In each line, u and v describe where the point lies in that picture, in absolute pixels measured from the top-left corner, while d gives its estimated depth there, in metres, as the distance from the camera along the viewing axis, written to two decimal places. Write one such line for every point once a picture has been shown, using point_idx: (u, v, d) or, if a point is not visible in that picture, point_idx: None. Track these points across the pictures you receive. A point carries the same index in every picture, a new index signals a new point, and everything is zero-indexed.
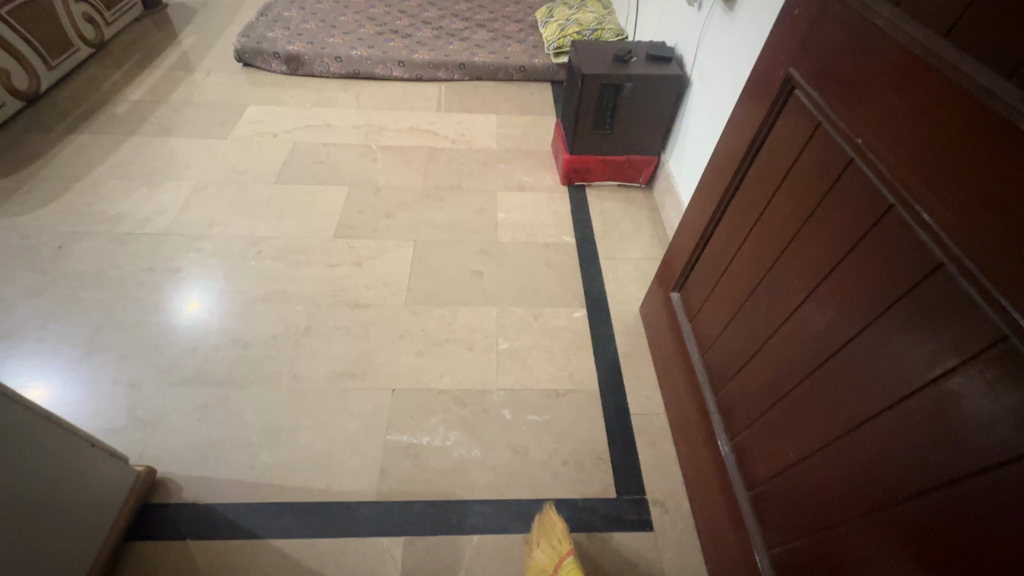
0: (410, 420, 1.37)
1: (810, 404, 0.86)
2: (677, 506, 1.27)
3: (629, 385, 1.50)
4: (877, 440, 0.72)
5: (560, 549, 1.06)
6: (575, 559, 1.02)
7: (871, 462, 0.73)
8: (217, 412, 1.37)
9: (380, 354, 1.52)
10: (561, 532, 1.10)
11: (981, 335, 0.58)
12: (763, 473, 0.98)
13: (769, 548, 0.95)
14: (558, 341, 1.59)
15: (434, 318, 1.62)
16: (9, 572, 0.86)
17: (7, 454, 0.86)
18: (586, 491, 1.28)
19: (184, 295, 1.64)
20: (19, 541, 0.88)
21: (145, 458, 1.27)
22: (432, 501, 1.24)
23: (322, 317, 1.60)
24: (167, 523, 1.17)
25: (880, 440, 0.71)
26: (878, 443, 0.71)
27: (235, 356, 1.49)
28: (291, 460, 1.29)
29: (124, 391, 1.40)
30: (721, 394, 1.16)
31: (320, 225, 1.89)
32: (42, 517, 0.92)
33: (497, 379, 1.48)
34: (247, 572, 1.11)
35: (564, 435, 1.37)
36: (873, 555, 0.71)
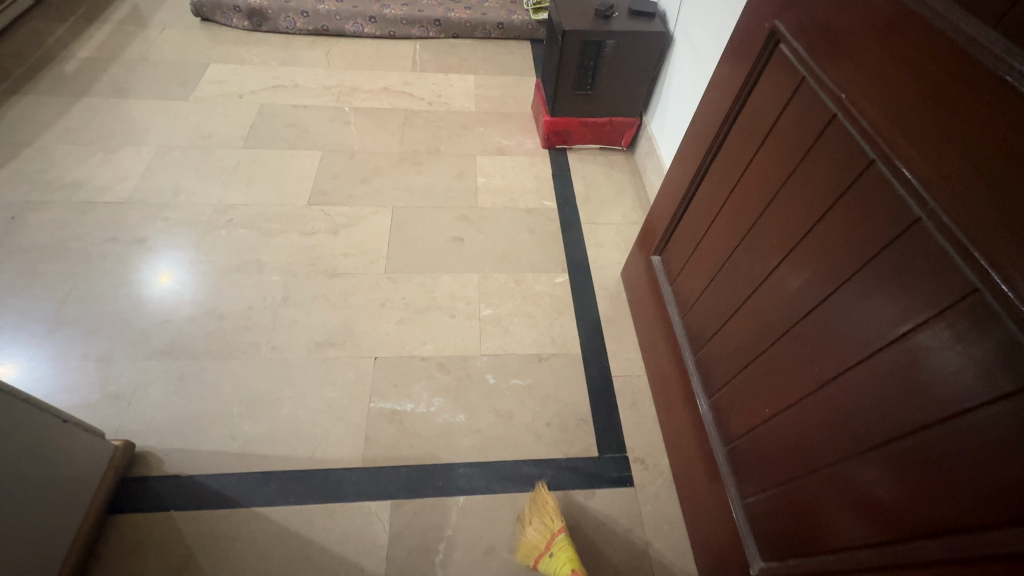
0: (393, 387, 1.38)
1: (784, 363, 0.88)
2: (657, 463, 1.31)
3: (611, 348, 1.52)
4: (849, 393, 0.74)
5: (551, 526, 1.12)
6: (566, 536, 1.09)
7: (842, 414, 0.75)
8: (194, 385, 1.34)
9: (361, 323, 1.50)
10: (552, 509, 1.15)
11: (953, 289, 0.59)
12: (739, 428, 1.02)
13: (744, 498, 0.99)
14: (540, 306, 1.59)
15: (415, 285, 1.60)
16: None
17: None
18: (569, 451, 1.31)
19: (152, 266, 1.57)
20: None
21: (122, 433, 1.25)
22: (418, 465, 1.25)
23: (300, 286, 1.56)
24: (150, 496, 1.17)
25: (852, 392, 0.74)
26: (849, 396, 0.74)
27: (210, 328, 1.45)
28: (274, 429, 1.28)
29: (95, 366, 1.35)
30: (700, 355, 1.18)
31: (293, 191, 1.82)
32: (18, 496, 0.90)
33: (480, 345, 1.48)
34: (235, 540, 1.12)
35: (548, 399, 1.40)
36: (844, 500, 0.75)
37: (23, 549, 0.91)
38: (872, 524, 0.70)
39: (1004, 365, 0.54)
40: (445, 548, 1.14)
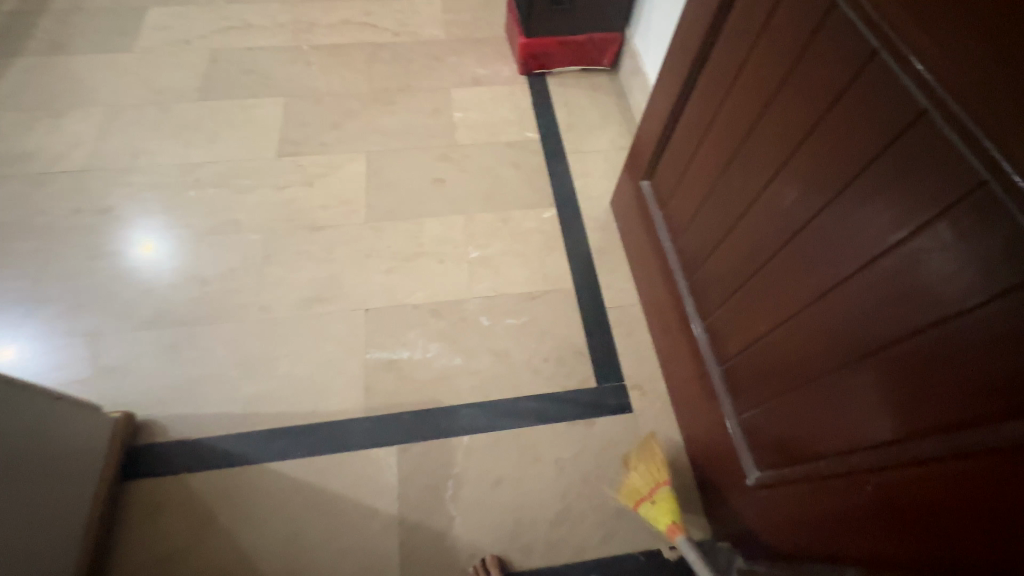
0: (388, 336, 1.37)
1: (778, 280, 0.87)
2: (655, 387, 1.33)
3: (604, 279, 1.50)
4: (845, 303, 0.73)
5: (657, 477, 1.11)
6: (669, 491, 1.08)
7: (838, 325, 0.74)
8: (187, 351, 1.33)
9: (348, 275, 1.46)
10: (659, 460, 1.13)
11: (957, 185, 0.56)
12: (735, 348, 1.02)
13: (740, 414, 1.01)
14: (530, 244, 1.55)
15: (399, 233, 1.55)
16: (11, 526, 0.87)
17: None
18: (568, 383, 1.33)
19: (125, 236, 1.51)
20: (14, 498, 0.88)
21: (123, 404, 1.25)
22: (420, 409, 1.27)
23: (280, 244, 1.51)
24: (160, 460, 1.19)
25: (849, 302, 0.72)
26: (846, 306, 0.73)
27: (194, 294, 1.41)
28: (274, 388, 1.29)
29: (84, 342, 1.33)
30: (694, 278, 1.17)
31: (261, 144, 1.72)
32: (25, 475, 0.91)
33: (472, 288, 1.46)
34: (251, 493, 1.16)
35: (544, 335, 1.39)
36: (841, 408, 0.75)
37: (42, 523, 0.94)
38: (867, 429, 0.71)
39: (1009, 261, 0.52)
40: (454, 484, 1.18)
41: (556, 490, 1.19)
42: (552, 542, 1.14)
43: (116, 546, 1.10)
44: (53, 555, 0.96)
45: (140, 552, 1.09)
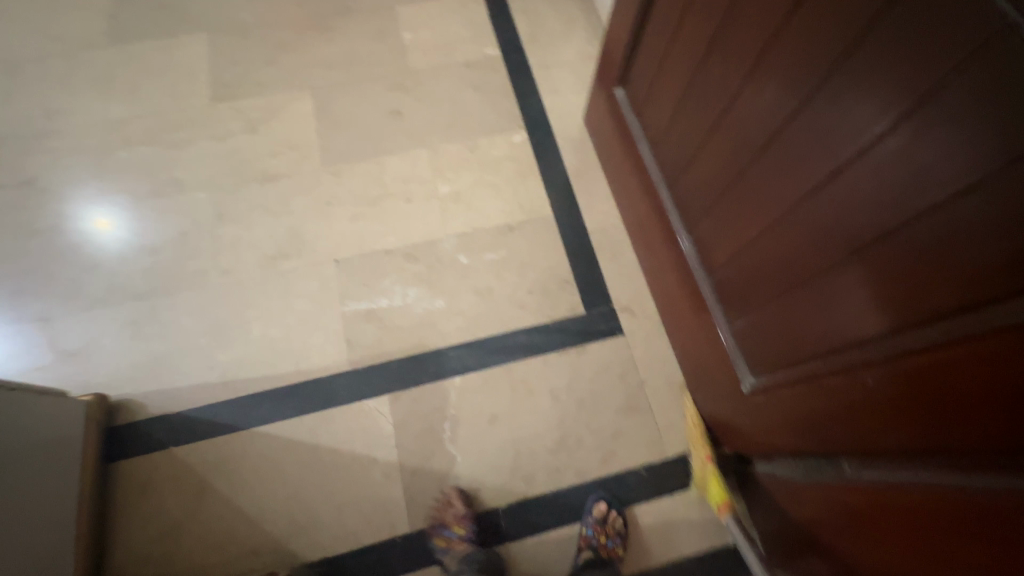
0: (364, 286, 1.30)
1: (764, 181, 0.81)
2: (643, 308, 1.31)
3: (583, 202, 1.43)
4: (840, 194, 0.67)
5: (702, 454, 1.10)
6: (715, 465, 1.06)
7: (833, 219, 0.69)
8: (150, 325, 1.24)
9: (311, 227, 1.36)
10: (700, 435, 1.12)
11: (976, 37, 0.48)
12: (723, 257, 0.97)
13: (733, 324, 0.99)
14: (501, 173, 1.45)
15: (360, 175, 1.43)
16: (2, 521, 0.84)
17: None
18: (555, 313, 1.29)
19: (56, 209, 1.36)
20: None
21: (92, 387, 1.19)
22: (407, 356, 1.23)
23: (231, 200, 1.38)
24: (143, 438, 1.15)
25: (844, 193, 0.67)
26: (841, 198, 0.67)
27: (146, 264, 1.31)
28: (250, 352, 1.22)
29: (34, 328, 1.24)
30: (676, 190, 1.10)
31: (190, 90, 1.53)
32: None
33: (446, 226, 1.37)
34: (244, 459, 1.13)
35: (525, 267, 1.34)
36: (838, 305, 0.72)
37: (28, 517, 0.90)
38: (865, 323, 0.68)
39: None
40: (450, 426, 1.17)
41: (553, 419, 1.19)
42: (554, 469, 1.15)
43: (113, 526, 1.08)
44: (46, 545, 0.93)
45: (141, 529, 1.08)
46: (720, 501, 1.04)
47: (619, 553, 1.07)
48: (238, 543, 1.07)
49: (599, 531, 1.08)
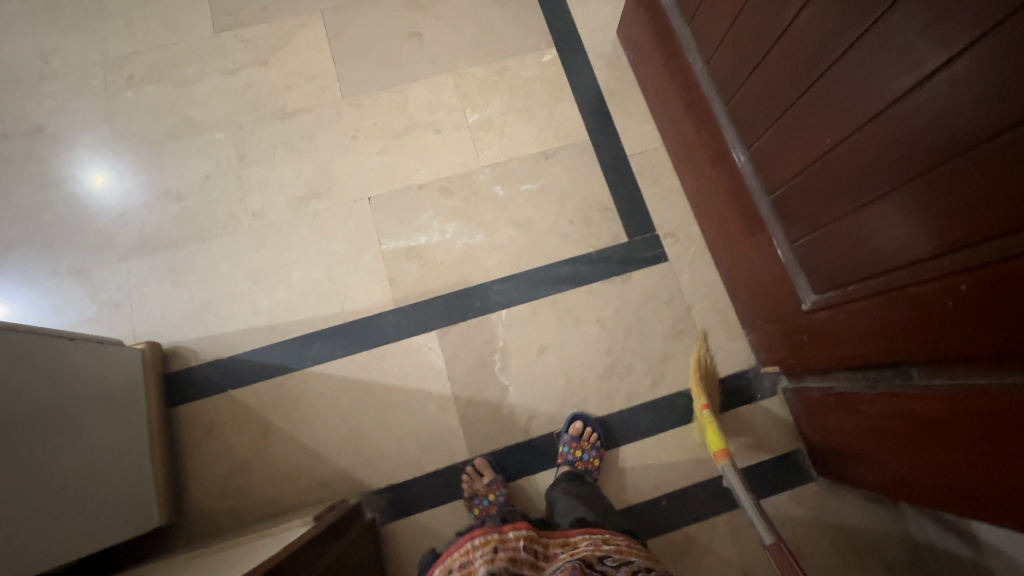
0: (400, 224, 1.26)
1: (852, 80, 0.74)
2: (687, 233, 1.28)
3: (621, 125, 1.35)
4: (946, 93, 0.62)
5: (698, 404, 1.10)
6: (709, 413, 1.06)
7: (933, 120, 0.65)
8: (189, 272, 1.23)
9: (339, 164, 1.30)
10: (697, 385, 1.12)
11: None
12: (787, 173, 0.93)
13: (794, 242, 0.96)
14: (532, 97, 1.37)
15: (383, 106, 1.35)
16: (74, 468, 0.87)
17: (6, 371, 0.78)
18: (598, 243, 1.26)
19: (72, 158, 1.30)
20: (66, 444, 0.86)
21: (142, 335, 1.19)
22: (451, 292, 1.22)
23: (252, 139, 1.32)
24: (201, 383, 1.17)
25: (950, 91, 0.62)
26: (946, 96, 0.62)
27: (175, 212, 1.26)
28: (294, 295, 1.21)
29: (72, 281, 1.22)
30: (733, 102, 1.02)
31: (190, 20, 1.41)
32: (61, 420, 0.86)
33: (478, 157, 1.31)
34: (302, 398, 1.15)
35: (564, 197, 1.29)
36: (925, 213, 0.69)
37: (99, 462, 0.92)
38: (955, 231, 0.66)
39: None
40: (501, 358, 1.18)
41: (601, 347, 1.20)
42: (605, 394, 1.18)
43: (185, 465, 1.13)
44: (122, 487, 0.96)
45: (212, 466, 1.12)
46: (718, 448, 1.01)
47: (597, 464, 1.09)
48: (307, 475, 1.12)
49: (574, 447, 1.10)
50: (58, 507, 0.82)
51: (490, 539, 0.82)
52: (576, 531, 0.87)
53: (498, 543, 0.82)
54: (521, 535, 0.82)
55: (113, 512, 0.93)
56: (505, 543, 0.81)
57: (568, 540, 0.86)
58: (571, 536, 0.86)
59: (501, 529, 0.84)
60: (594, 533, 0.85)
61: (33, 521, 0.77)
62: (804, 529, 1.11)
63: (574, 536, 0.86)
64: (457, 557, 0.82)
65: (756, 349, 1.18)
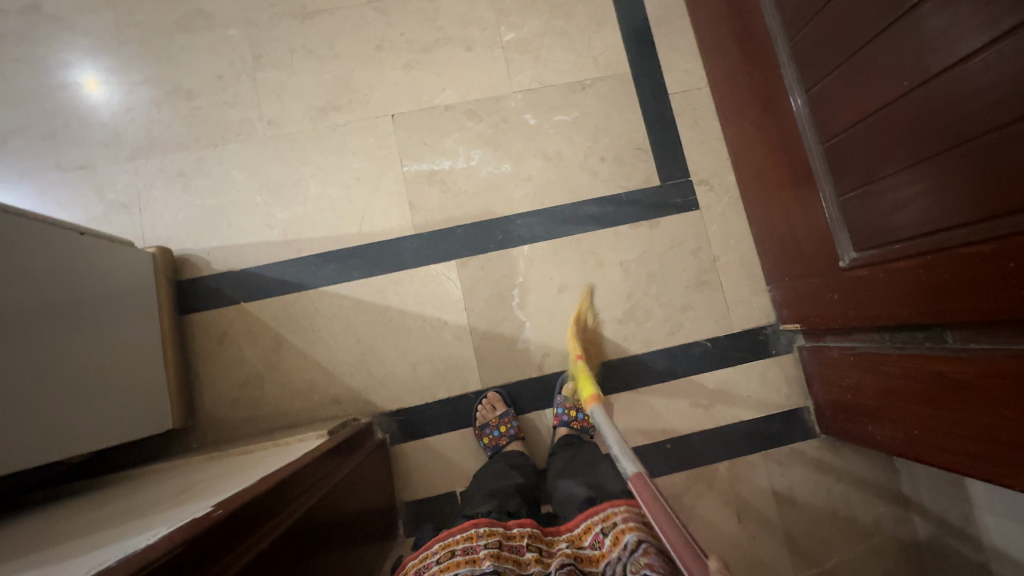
0: (423, 146, 1.20)
1: (933, 22, 0.68)
2: (723, 182, 1.23)
3: (665, 59, 1.26)
4: None
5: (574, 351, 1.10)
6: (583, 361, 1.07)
7: None
8: (200, 178, 1.17)
9: (362, 75, 1.22)
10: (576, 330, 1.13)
11: None
12: (846, 120, 0.87)
13: (842, 195, 0.92)
14: (573, 18, 1.26)
15: (411, 14, 1.24)
16: (84, 366, 0.85)
17: (5, 258, 0.73)
18: (629, 184, 1.21)
19: (71, 43, 1.20)
20: (75, 341, 0.84)
21: (152, 240, 1.15)
22: (473, 223, 1.18)
23: (267, 39, 1.22)
24: (213, 294, 1.14)
25: None
26: None
27: (184, 111, 1.19)
28: (310, 211, 1.17)
29: (77, 177, 1.16)
30: (797, 38, 0.94)
31: None
32: (64, 313, 0.83)
33: (510, 81, 1.23)
34: (316, 317, 1.14)
35: (598, 131, 1.22)
36: (995, 172, 0.65)
37: (105, 362, 0.90)
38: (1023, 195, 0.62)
39: None
40: (519, 293, 1.16)
41: (622, 291, 1.18)
42: (621, 337, 1.17)
43: (198, 372, 1.12)
44: (131, 390, 0.95)
45: (224, 376, 1.12)
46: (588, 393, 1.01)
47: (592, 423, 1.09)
48: (319, 392, 1.12)
49: (568, 408, 1.10)
50: (63, 401, 0.80)
51: (496, 531, 0.78)
52: (579, 520, 0.82)
53: (504, 539, 0.78)
54: (526, 532, 0.79)
55: (127, 413, 0.93)
56: (510, 539, 0.78)
57: (573, 536, 0.81)
58: (575, 528, 0.81)
59: (506, 524, 0.81)
60: (596, 515, 0.80)
61: (33, 413, 0.75)
62: (802, 482, 1.13)
63: (577, 528, 0.81)
64: (459, 540, 0.77)
65: (779, 305, 1.17)
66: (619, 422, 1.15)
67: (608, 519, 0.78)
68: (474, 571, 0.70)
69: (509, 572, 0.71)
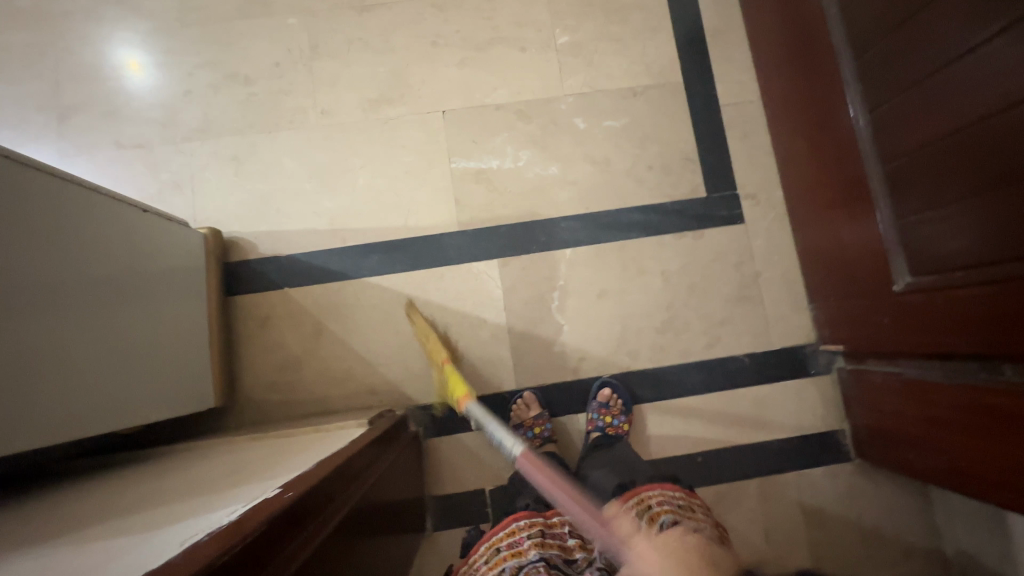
0: (472, 144, 1.20)
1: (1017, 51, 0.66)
2: (770, 197, 1.22)
3: (718, 70, 1.25)
4: None
5: (437, 354, 1.06)
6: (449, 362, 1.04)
7: None
8: (252, 162, 1.19)
9: (415, 70, 1.23)
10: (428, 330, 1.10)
11: None
12: (911, 143, 0.85)
13: (900, 219, 0.90)
14: (629, 24, 1.26)
15: (467, 12, 1.25)
16: (137, 339, 0.88)
17: (68, 229, 0.76)
18: (674, 193, 1.21)
19: (136, 23, 1.23)
20: (130, 314, 0.87)
21: (202, 221, 1.17)
22: (517, 223, 1.18)
23: (325, 29, 1.23)
24: (258, 277, 1.16)
25: None
26: None
27: (240, 96, 1.21)
28: (357, 202, 1.18)
29: (134, 155, 1.19)
30: (863, 58, 0.92)
31: None
32: (122, 287, 0.85)
33: (562, 83, 1.23)
34: (358, 307, 1.15)
35: (647, 139, 1.22)
36: None
37: (155, 336, 0.92)
38: None
39: None
40: (559, 296, 1.16)
41: (662, 300, 1.17)
42: (658, 347, 1.16)
43: (238, 353, 1.14)
44: (178, 366, 0.97)
45: (263, 360, 1.14)
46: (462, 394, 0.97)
47: (627, 429, 1.09)
48: (356, 381, 1.13)
49: (603, 412, 1.10)
50: (113, 374, 0.82)
51: (537, 522, 0.83)
52: (616, 503, 0.89)
53: (544, 527, 0.83)
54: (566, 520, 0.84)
55: (173, 387, 0.96)
56: (551, 527, 0.83)
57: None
58: (613, 510, 0.90)
59: (545, 515, 0.86)
60: (631, 496, 0.88)
61: (86, 385, 0.77)
62: (832, 506, 1.12)
63: (614, 510, 0.89)
64: (501, 538, 0.83)
65: (820, 325, 1.16)
66: (651, 432, 1.14)
67: (643, 502, 0.86)
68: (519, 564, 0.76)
69: (556, 557, 0.77)
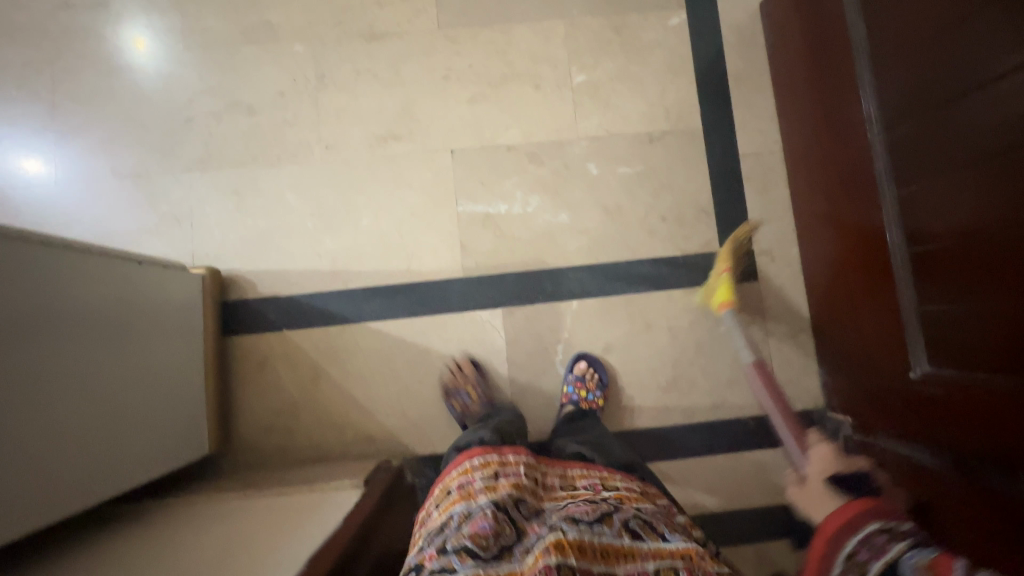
0: (481, 186, 1.16)
1: None
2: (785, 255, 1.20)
3: (740, 118, 1.20)
4: None
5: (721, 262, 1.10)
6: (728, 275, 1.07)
7: None
8: (253, 197, 1.15)
9: (425, 105, 1.18)
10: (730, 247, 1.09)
11: None
12: (940, 232, 0.80)
13: (923, 305, 0.85)
14: (649, 66, 1.21)
15: (481, 45, 1.19)
16: (129, 397, 0.85)
17: (56, 296, 0.72)
18: (687, 247, 1.17)
19: (137, 44, 1.18)
20: (122, 372, 0.84)
21: (200, 258, 1.14)
22: (524, 272, 1.15)
23: (333, 58, 1.18)
24: (257, 317, 1.14)
25: None
26: None
27: (243, 126, 1.17)
28: (361, 242, 1.15)
29: (132, 184, 1.15)
30: (896, 132, 0.87)
31: None
32: (113, 345, 0.82)
33: (576, 126, 1.18)
34: (358, 352, 1.13)
35: (662, 189, 1.18)
36: None
37: (149, 391, 0.89)
38: None
39: None
40: (564, 349, 1.14)
41: (668, 357, 1.15)
42: (662, 406, 1.14)
43: (234, 394, 1.12)
44: (173, 417, 0.95)
45: (260, 402, 1.12)
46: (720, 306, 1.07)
47: (601, 404, 1.08)
48: (353, 427, 1.12)
49: (579, 387, 1.08)
50: (105, 439, 0.80)
51: (491, 463, 0.81)
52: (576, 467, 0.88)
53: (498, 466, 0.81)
54: (523, 461, 0.81)
55: (167, 440, 0.93)
56: (506, 466, 0.80)
57: (567, 475, 0.87)
58: (569, 471, 0.88)
59: (501, 453, 0.84)
60: (594, 470, 0.87)
61: (78, 458, 0.74)
62: None
63: (573, 470, 0.88)
64: (454, 477, 0.81)
65: (831, 391, 1.14)
66: None
67: (607, 478, 0.85)
68: (470, 505, 0.73)
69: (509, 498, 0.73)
